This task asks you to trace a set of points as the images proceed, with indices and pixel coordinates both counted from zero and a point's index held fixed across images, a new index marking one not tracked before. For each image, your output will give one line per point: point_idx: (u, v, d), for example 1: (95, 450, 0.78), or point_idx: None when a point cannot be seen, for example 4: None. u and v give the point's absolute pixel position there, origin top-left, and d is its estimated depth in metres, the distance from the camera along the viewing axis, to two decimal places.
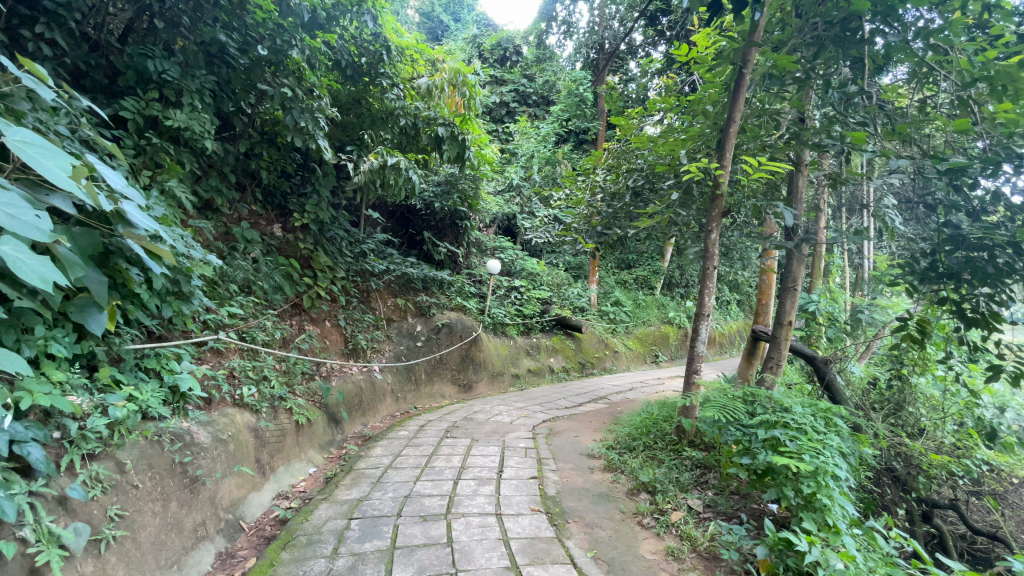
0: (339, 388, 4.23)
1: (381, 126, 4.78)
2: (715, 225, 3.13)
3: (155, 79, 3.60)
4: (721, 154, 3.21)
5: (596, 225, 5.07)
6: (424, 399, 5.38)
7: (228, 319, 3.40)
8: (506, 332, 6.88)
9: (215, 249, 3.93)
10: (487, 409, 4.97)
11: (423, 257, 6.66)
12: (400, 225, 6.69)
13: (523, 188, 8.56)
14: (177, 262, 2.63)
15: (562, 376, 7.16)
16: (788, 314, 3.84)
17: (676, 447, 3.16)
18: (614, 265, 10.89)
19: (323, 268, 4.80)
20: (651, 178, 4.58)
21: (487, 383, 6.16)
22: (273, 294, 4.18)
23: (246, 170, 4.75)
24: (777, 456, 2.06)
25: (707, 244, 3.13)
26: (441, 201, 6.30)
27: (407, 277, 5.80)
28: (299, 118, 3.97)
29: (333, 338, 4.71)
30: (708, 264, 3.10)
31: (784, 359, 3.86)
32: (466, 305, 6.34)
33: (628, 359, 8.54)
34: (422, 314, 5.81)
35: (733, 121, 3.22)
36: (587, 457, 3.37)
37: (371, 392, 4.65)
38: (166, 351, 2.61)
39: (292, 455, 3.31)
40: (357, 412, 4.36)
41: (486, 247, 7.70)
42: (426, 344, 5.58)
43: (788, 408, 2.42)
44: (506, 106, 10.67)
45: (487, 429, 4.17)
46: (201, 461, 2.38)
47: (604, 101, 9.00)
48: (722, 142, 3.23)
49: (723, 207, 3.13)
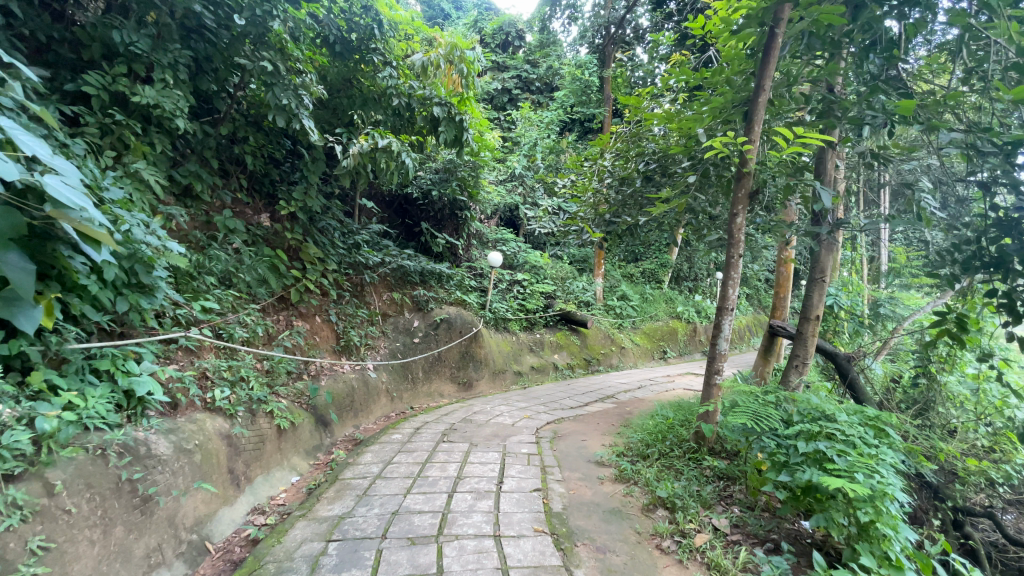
0: (328, 388, 3.94)
1: (374, 106, 4.44)
2: (742, 204, 2.74)
3: (124, 53, 3.29)
4: (750, 128, 2.91)
5: (604, 213, 4.75)
6: (422, 399, 5.07)
7: (202, 315, 3.11)
8: (507, 328, 6.58)
9: (191, 240, 3.63)
10: (487, 409, 4.65)
11: (421, 248, 6.36)
12: (397, 215, 6.38)
13: (526, 178, 8.25)
14: (133, 251, 2.34)
15: (566, 373, 6.86)
16: (816, 308, 3.49)
17: (695, 456, 2.85)
18: (621, 257, 10.57)
19: (312, 260, 4.50)
20: (663, 161, 4.26)
21: (488, 382, 5.84)
22: (256, 288, 3.89)
23: (231, 155, 4.47)
24: (824, 475, 1.76)
25: (732, 230, 2.77)
26: (440, 187, 5.94)
27: (403, 270, 5.48)
28: (281, 95, 3.61)
29: (323, 334, 4.43)
30: (733, 252, 2.76)
31: (811, 358, 3.53)
32: (466, 299, 6.01)
33: (635, 355, 8.23)
34: (419, 308, 5.50)
35: (763, 90, 2.90)
36: (596, 465, 3.06)
37: (364, 392, 4.35)
38: (122, 351, 2.33)
39: (273, 462, 3.03)
40: (349, 414, 4.08)
41: (488, 239, 7.39)
42: (423, 341, 5.28)
43: (831, 416, 2.10)
44: (508, 93, 10.35)
45: (488, 432, 3.87)
46: (156, 477, 2.10)
47: (610, 86, 8.69)
48: (752, 113, 2.92)
49: (751, 186, 2.73)
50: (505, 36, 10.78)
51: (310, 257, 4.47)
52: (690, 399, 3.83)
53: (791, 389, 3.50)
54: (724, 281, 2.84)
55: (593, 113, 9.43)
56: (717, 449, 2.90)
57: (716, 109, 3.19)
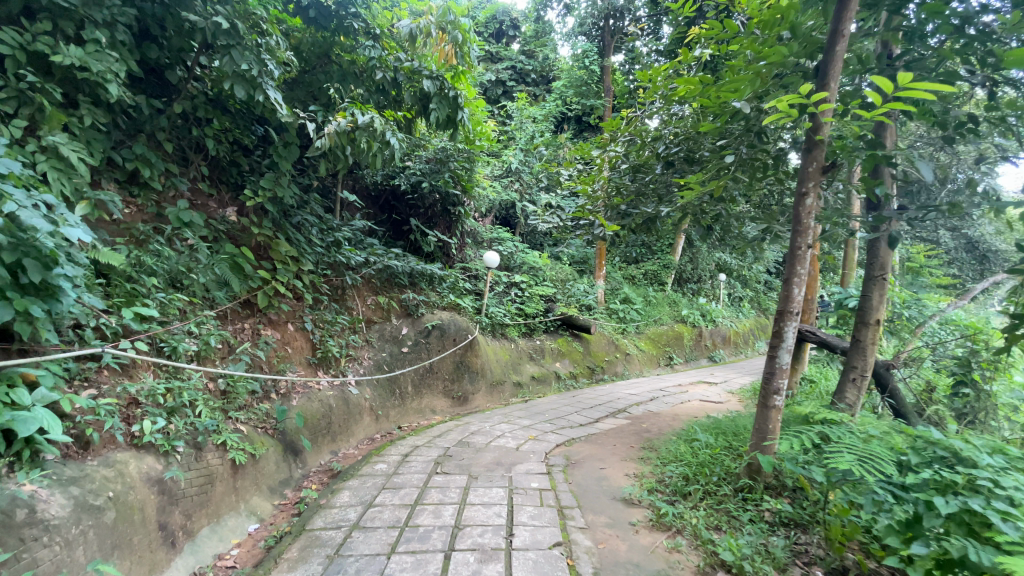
0: (301, 409, 3.37)
1: (355, 82, 3.86)
2: (814, 181, 2.19)
3: (44, 6, 2.69)
4: (824, 85, 2.42)
5: (618, 204, 4.17)
6: (412, 417, 4.46)
7: (137, 325, 2.52)
8: (505, 334, 6.00)
9: (132, 235, 3.04)
10: (486, 429, 4.06)
11: (410, 247, 5.78)
12: (383, 212, 5.79)
13: (524, 173, 7.71)
14: (22, 239, 1.75)
15: (570, 384, 6.29)
16: (876, 312, 2.96)
17: (751, 495, 2.31)
18: (621, 259, 10.07)
19: (284, 259, 3.89)
20: (688, 144, 3.72)
21: (485, 395, 5.22)
22: (214, 292, 3.28)
23: (189, 138, 3.88)
24: (1001, 556, 1.29)
25: (800, 213, 2.21)
26: (431, 179, 5.37)
27: (390, 271, 4.89)
28: (240, 60, 3.00)
29: (296, 345, 3.85)
30: (801, 242, 2.20)
31: (870, 370, 3.00)
32: (460, 303, 5.42)
33: (640, 362, 7.70)
34: (409, 314, 4.91)
35: (841, 37, 2.36)
36: (624, 505, 2.51)
37: (344, 412, 3.75)
38: (6, 375, 1.75)
39: (226, 508, 2.45)
40: (326, 438, 3.51)
41: (483, 238, 6.84)
42: (413, 351, 4.69)
43: (972, 461, 1.58)
44: (503, 85, 9.73)
45: (489, 458, 3.29)
46: (36, 555, 1.54)
47: (611, 77, 8.19)
48: (826, 66, 2.41)
49: (825, 159, 2.17)
50: (499, 25, 10.16)
51: (282, 255, 3.85)
52: (725, 420, 3.28)
53: (846, 407, 2.98)
54: (784, 277, 2.30)
55: (592, 108, 8.94)
56: (776, 485, 2.37)
57: (772, 70, 2.63)
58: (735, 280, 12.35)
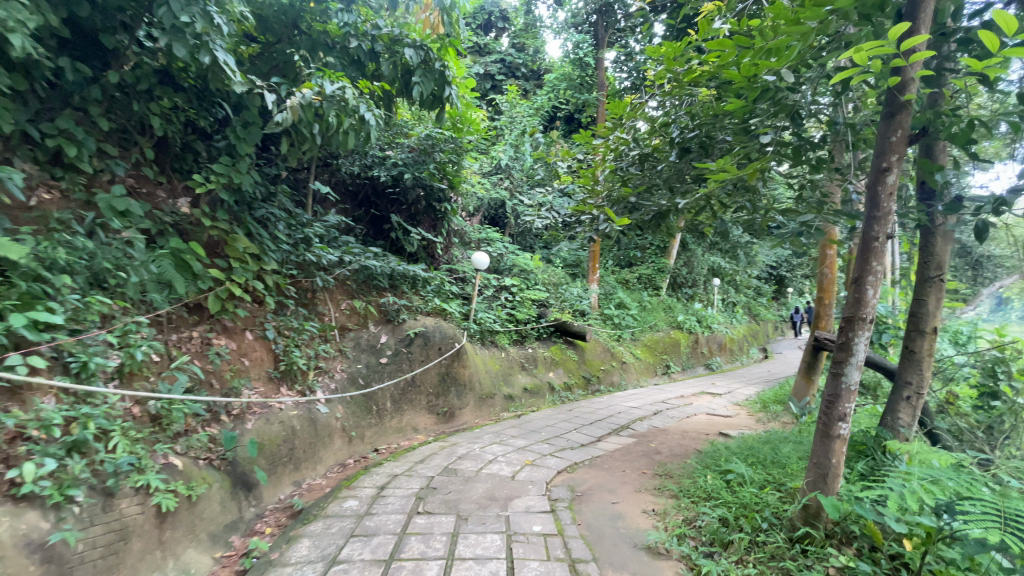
0: (255, 434, 2.84)
1: (326, 52, 3.35)
2: (898, 153, 1.75)
3: None
4: (914, 32, 2.01)
5: (627, 196, 3.71)
6: (391, 438, 3.91)
7: (37, 336, 2.02)
8: (495, 342, 5.50)
9: (46, 224, 2.52)
10: (477, 451, 3.55)
11: (391, 246, 5.25)
12: (362, 208, 5.25)
13: (514, 170, 7.25)
14: None
15: (565, 396, 5.81)
16: (933, 320, 2.52)
17: (812, 549, 1.84)
18: (614, 263, 9.67)
19: (242, 257, 3.34)
20: (705, 129, 3.28)
21: (474, 410, 4.69)
22: (151, 294, 2.74)
23: (131, 114, 3.33)
24: None
25: (879, 193, 1.75)
26: (414, 171, 4.87)
27: (367, 271, 4.35)
28: (182, 12, 2.48)
29: (255, 357, 3.31)
30: (878, 230, 1.76)
31: (926, 387, 2.56)
32: (446, 308, 4.91)
33: (637, 370, 7.26)
34: (388, 320, 4.38)
35: None
36: (652, 557, 2.03)
37: (310, 435, 3.21)
38: None
39: (145, 571, 1.97)
40: (287, 468, 2.98)
41: (470, 239, 6.34)
42: (392, 362, 4.16)
43: None
44: (492, 79, 9.24)
45: (481, 491, 2.79)
46: None
47: (606, 71, 7.81)
48: (920, 6, 1.99)
49: (911, 126, 1.73)
50: (488, 16, 9.68)
51: (240, 252, 3.30)
52: (758, 447, 2.82)
53: (900, 430, 2.55)
54: (852, 276, 1.85)
55: (585, 104, 8.54)
56: (840, 535, 1.92)
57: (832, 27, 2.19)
58: (728, 285, 12.05)
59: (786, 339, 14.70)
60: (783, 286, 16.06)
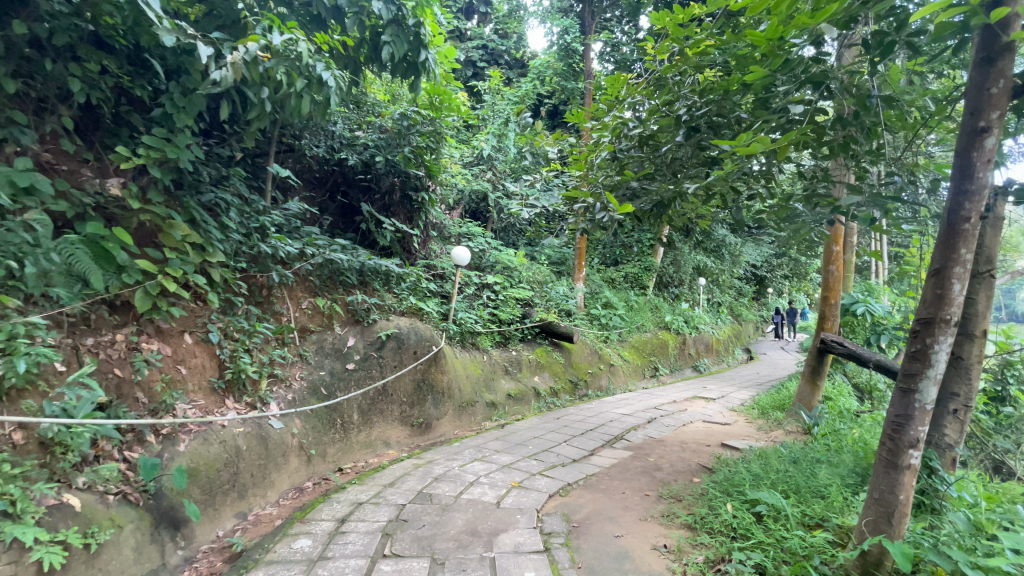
0: (189, 458, 2.35)
1: (280, 5, 2.86)
2: (1000, 109, 1.50)
3: None
4: None
5: (628, 181, 3.32)
6: (358, 455, 3.44)
7: None
8: (476, 345, 5.07)
9: None
10: (457, 470, 3.11)
11: (363, 241, 4.77)
12: (329, 195, 4.76)
13: (497, 161, 6.82)
14: None
15: (551, 402, 5.40)
16: (983, 321, 2.19)
17: None
18: (600, 261, 9.32)
19: (180, 247, 2.83)
20: (714, 105, 2.92)
21: (452, 420, 4.25)
22: (55, 289, 2.24)
23: (48, 77, 2.79)
24: None
25: (977, 160, 1.49)
26: (387, 154, 4.39)
27: (333, 266, 3.86)
28: None
29: (195, 365, 2.82)
30: (971, 208, 1.49)
31: (975, 398, 2.22)
32: (423, 308, 4.45)
33: (625, 373, 6.91)
34: (356, 321, 3.90)
35: None
36: None
37: (259, 456, 2.73)
38: None
39: None
40: (229, 497, 2.50)
41: (449, 233, 5.88)
42: (360, 368, 3.68)
43: None
44: (473, 65, 8.82)
45: (462, 523, 2.36)
46: None
47: (593, 56, 7.45)
48: None
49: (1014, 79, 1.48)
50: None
51: (177, 241, 2.80)
52: (783, 472, 2.44)
53: (946, 449, 2.22)
54: (930, 271, 1.58)
55: (571, 94, 8.16)
56: None
57: None
58: (712, 285, 11.84)
59: (767, 340, 14.62)
60: (763, 286, 15.98)
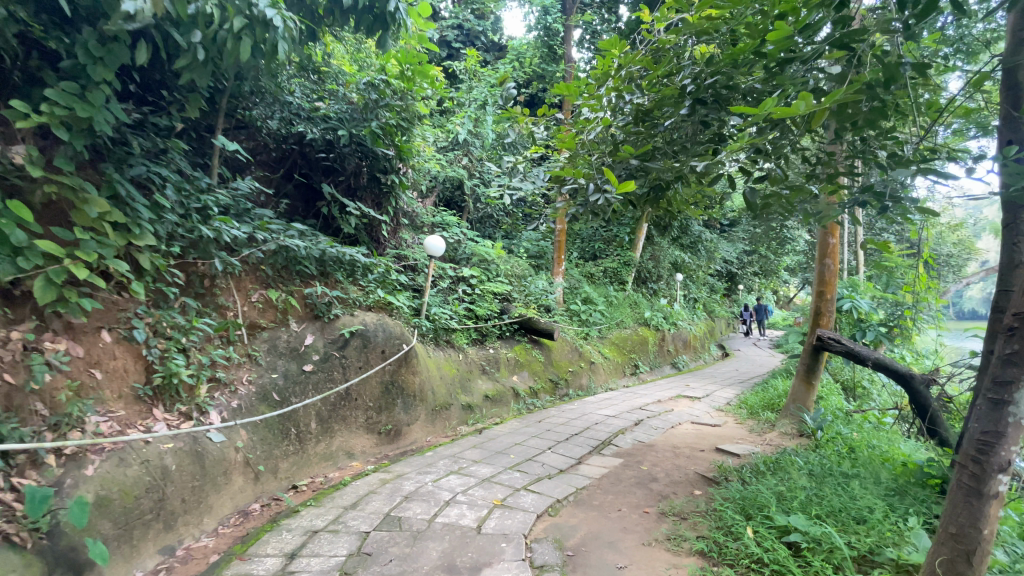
0: (100, 484, 1.91)
1: None
2: None
3: None
4: None
5: (623, 160, 2.97)
6: (315, 469, 3.02)
7: None
8: (450, 342, 4.68)
9: None
10: (430, 487, 2.72)
11: (326, 227, 4.33)
12: (285, 175, 4.27)
13: (473, 146, 6.41)
14: None
15: (530, 403, 5.06)
16: None
17: None
18: (578, 256, 9.03)
19: (97, 227, 2.34)
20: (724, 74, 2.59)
21: (424, 426, 3.85)
22: None
23: None
24: None
25: None
26: (351, 128, 3.97)
27: (289, 254, 3.39)
28: None
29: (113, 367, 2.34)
30: None
31: None
32: (392, 302, 4.03)
33: (605, 372, 6.63)
34: (315, 317, 3.46)
35: None
36: None
37: (193, 476, 2.30)
38: None
39: None
40: (152, 530, 2.07)
41: (422, 223, 5.44)
42: (318, 371, 3.25)
43: None
44: (448, 46, 8.38)
45: (440, 556, 1.98)
46: None
47: (573, 38, 7.10)
48: None
49: None
50: None
51: (92, 220, 2.31)
52: (805, 491, 2.14)
53: None
54: None
55: (550, 79, 7.82)
56: None
57: None
58: (688, 281, 11.73)
59: (739, 336, 14.69)
60: (735, 283, 16.05)
